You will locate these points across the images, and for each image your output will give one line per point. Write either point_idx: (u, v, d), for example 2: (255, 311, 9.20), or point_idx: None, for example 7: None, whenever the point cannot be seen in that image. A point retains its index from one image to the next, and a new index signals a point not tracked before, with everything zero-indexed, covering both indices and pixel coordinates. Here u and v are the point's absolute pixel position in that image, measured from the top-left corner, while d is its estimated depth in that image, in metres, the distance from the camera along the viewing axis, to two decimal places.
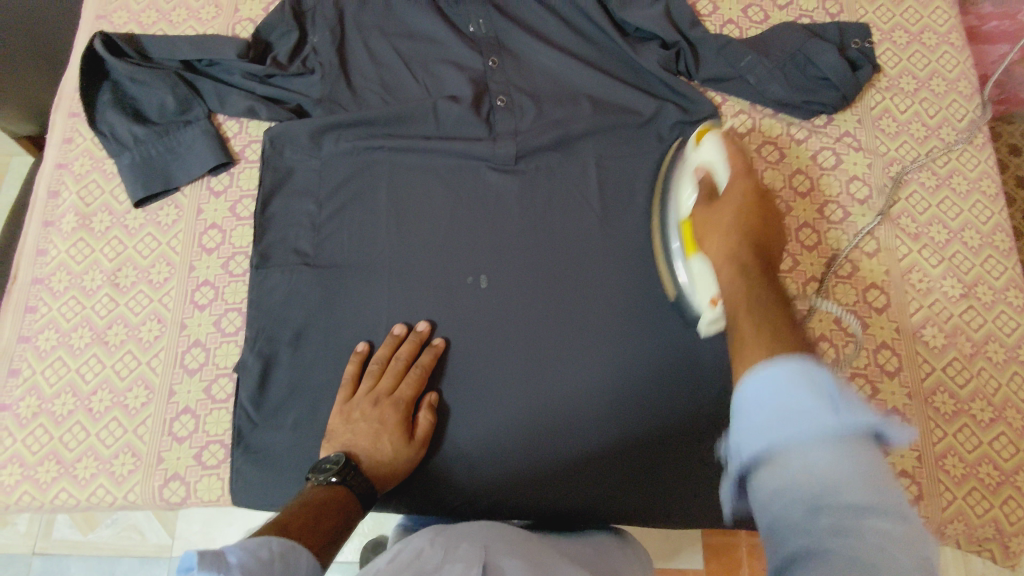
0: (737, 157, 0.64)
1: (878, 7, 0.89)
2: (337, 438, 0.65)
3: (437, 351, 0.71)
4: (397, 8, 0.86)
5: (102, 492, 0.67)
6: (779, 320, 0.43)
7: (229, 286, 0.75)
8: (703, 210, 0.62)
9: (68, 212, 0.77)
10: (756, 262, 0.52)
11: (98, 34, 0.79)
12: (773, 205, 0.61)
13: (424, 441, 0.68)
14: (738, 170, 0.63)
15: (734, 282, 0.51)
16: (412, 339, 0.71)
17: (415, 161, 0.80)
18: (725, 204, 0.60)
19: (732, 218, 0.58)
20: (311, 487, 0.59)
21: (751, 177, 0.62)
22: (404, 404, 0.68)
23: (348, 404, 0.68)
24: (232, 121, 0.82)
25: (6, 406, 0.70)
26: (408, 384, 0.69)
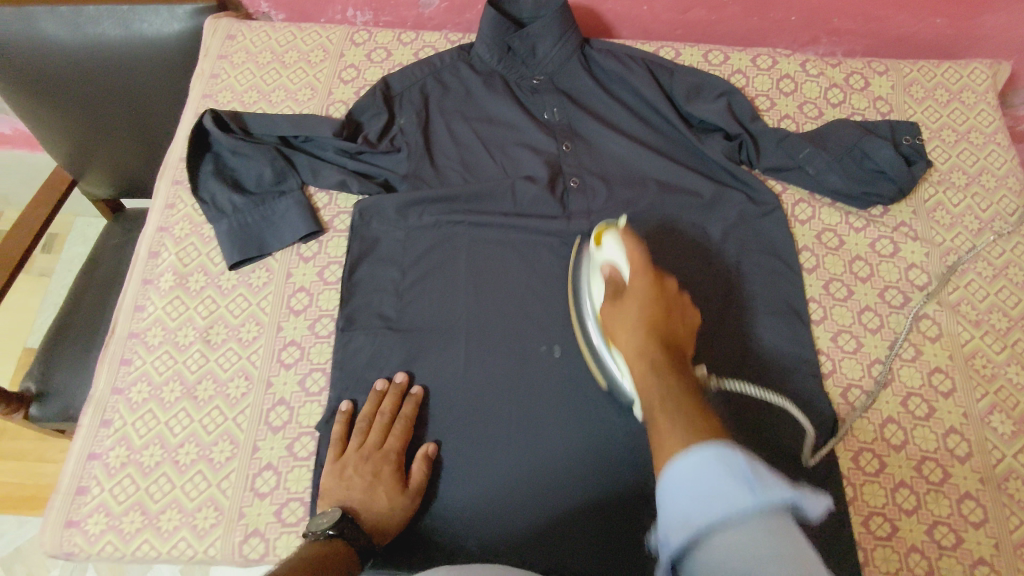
0: (637, 256, 0.67)
1: (925, 107, 0.95)
2: (332, 494, 0.68)
3: (416, 400, 0.74)
4: (477, 97, 0.93)
5: (184, 545, 0.68)
6: (691, 409, 0.49)
7: (315, 346, 0.78)
8: (612, 312, 0.64)
9: (167, 271, 0.82)
10: (665, 360, 0.56)
11: (208, 111, 0.86)
12: (672, 293, 0.64)
13: (419, 491, 0.69)
14: (637, 270, 0.66)
15: (644, 380, 0.55)
16: (393, 392, 0.74)
17: (493, 236, 0.84)
18: (631, 302, 0.63)
19: (638, 313, 0.61)
20: (309, 542, 0.61)
21: (651, 277, 0.65)
22: (394, 456, 0.70)
23: (340, 462, 0.70)
24: (323, 193, 0.87)
25: (96, 455, 0.72)
26: (395, 436, 0.72)
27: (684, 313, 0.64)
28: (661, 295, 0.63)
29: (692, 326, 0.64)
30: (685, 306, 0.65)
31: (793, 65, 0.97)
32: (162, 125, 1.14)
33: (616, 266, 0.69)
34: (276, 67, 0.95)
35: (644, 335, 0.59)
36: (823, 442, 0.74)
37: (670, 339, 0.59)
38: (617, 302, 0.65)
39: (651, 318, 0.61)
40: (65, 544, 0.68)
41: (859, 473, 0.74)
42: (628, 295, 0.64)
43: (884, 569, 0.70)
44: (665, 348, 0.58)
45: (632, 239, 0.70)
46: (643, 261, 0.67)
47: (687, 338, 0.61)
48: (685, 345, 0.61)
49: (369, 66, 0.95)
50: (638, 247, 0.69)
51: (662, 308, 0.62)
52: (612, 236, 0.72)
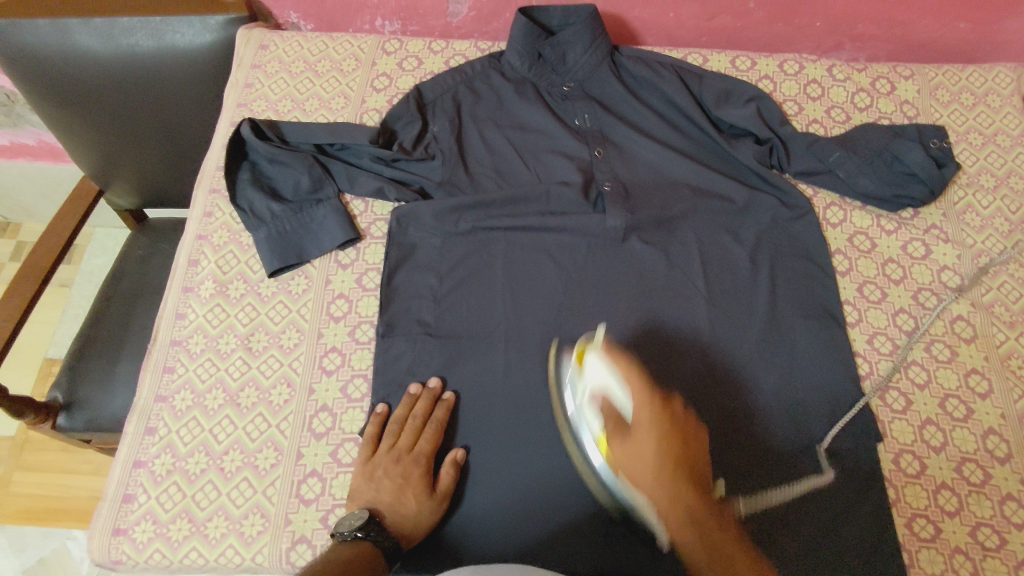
0: (633, 380, 0.65)
1: (952, 111, 0.96)
2: (361, 496, 0.69)
3: (448, 404, 0.74)
4: (509, 104, 0.94)
5: (232, 552, 0.69)
6: (747, 561, 0.56)
7: (356, 352, 0.79)
8: (623, 455, 0.62)
9: (207, 279, 0.82)
10: (701, 506, 0.59)
11: (246, 120, 0.87)
12: (681, 417, 0.64)
13: (447, 495, 0.69)
14: (642, 398, 0.64)
15: (688, 531, 0.58)
16: (427, 396, 0.75)
17: (529, 240, 0.85)
18: (646, 442, 0.61)
19: (654, 449, 0.61)
20: (335, 544, 0.62)
21: (658, 406, 0.64)
22: (424, 459, 0.71)
23: (371, 463, 0.71)
24: (359, 201, 0.88)
25: (142, 463, 0.73)
26: (425, 439, 0.72)
27: (694, 432, 0.64)
28: (670, 419, 0.63)
29: (701, 432, 0.65)
30: (691, 422, 0.65)
31: (820, 70, 0.98)
32: (190, 136, 1.14)
33: (608, 391, 0.65)
34: (308, 76, 0.96)
35: (671, 485, 0.59)
36: (864, 443, 0.75)
37: (692, 471, 0.61)
38: (626, 442, 0.62)
39: (671, 452, 0.61)
40: (113, 552, 0.69)
41: (901, 475, 0.75)
42: (636, 429, 0.63)
43: (930, 570, 0.70)
44: (695, 486, 0.59)
45: (619, 359, 0.67)
46: (644, 383, 0.65)
47: (703, 463, 0.62)
48: (705, 468, 0.62)
49: (401, 75, 0.96)
50: (632, 369, 0.67)
51: (680, 462, 0.60)
52: (594, 354, 0.68)
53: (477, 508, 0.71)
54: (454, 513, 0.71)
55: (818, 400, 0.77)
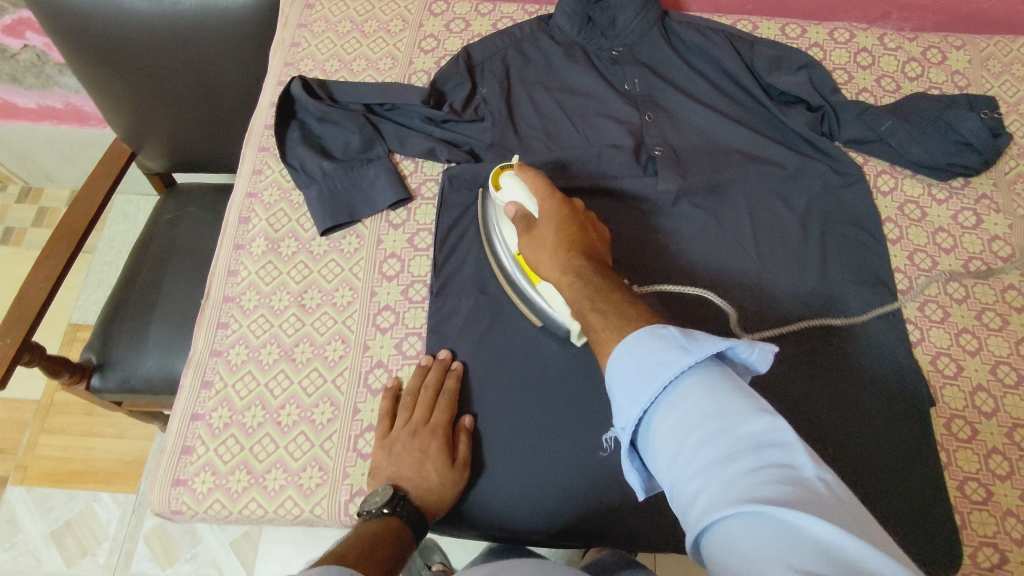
0: (540, 185, 0.69)
1: (1003, 82, 0.95)
2: (382, 473, 0.68)
3: (457, 372, 0.73)
4: (558, 67, 0.93)
5: (291, 504, 0.69)
6: (632, 304, 0.53)
7: (409, 311, 0.79)
8: (529, 242, 0.67)
9: (259, 236, 0.82)
10: (592, 267, 0.60)
11: (297, 77, 0.86)
12: (579, 208, 0.68)
13: (467, 463, 0.68)
14: (547, 194, 0.68)
15: (573, 288, 0.59)
16: (437, 367, 0.73)
17: (579, 202, 0.85)
18: (547, 228, 0.66)
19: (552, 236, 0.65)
20: (363, 521, 0.62)
21: (559, 200, 0.68)
22: (441, 430, 0.69)
23: (388, 439, 0.70)
24: (408, 160, 0.88)
25: (199, 415, 0.73)
26: (440, 410, 0.70)
27: (594, 222, 0.68)
28: (571, 212, 0.67)
29: (601, 223, 0.69)
30: (591, 216, 0.69)
31: (871, 39, 0.98)
32: (229, 99, 1.12)
33: (522, 203, 0.70)
34: (355, 36, 0.97)
35: (571, 251, 0.62)
36: (917, 406, 0.74)
37: (589, 243, 0.63)
38: (532, 232, 0.67)
39: (567, 237, 0.64)
40: (174, 502, 0.69)
41: (953, 440, 0.75)
42: (540, 221, 0.67)
43: (982, 532, 0.70)
44: (589, 257, 0.61)
45: (532, 173, 0.71)
46: (546, 180, 0.70)
47: (599, 243, 0.65)
48: (602, 250, 0.65)
49: (448, 36, 0.97)
50: (542, 178, 0.70)
51: (575, 243, 0.63)
52: (509, 171, 0.72)
53: (541, 474, 0.70)
54: (515, 477, 0.70)
55: (873, 364, 0.77)
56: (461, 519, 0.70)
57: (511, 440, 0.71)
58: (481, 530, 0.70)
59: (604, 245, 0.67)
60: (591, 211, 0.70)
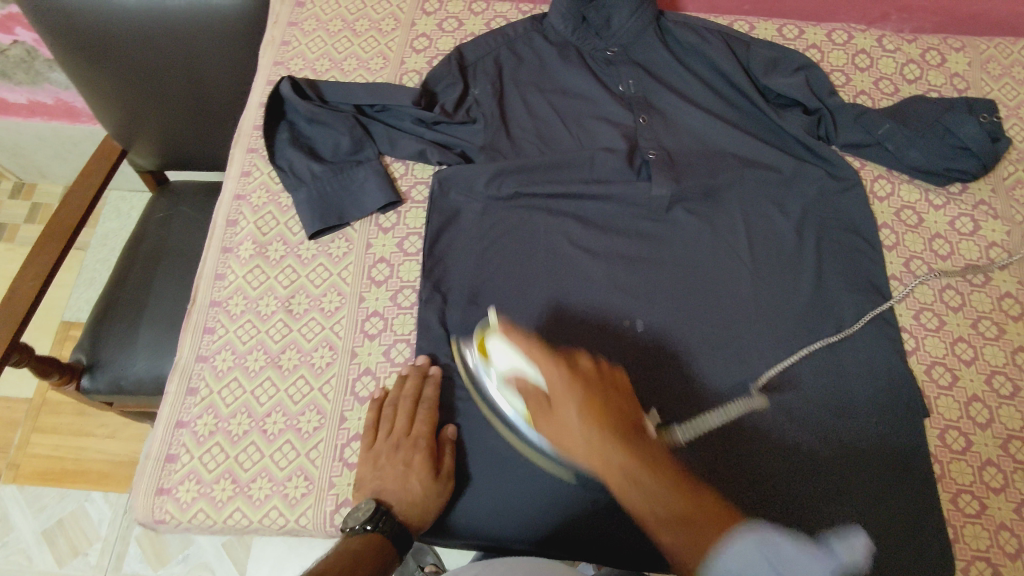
0: (536, 351, 0.64)
1: (1003, 85, 0.94)
2: (366, 485, 0.67)
3: (435, 379, 0.72)
4: (552, 68, 0.92)
5: (276, 513, 0.68)
6: (689, 485, 0.55)
7: (398, 317, 0.78)
8: (547, 425, 0.62)
9: (246, 240, 0.81)
10: (641, 459, 0.56)
11: (285, 78, 0.84)
12: (590, 371, 0.63)
13: (451, 474, 0.68)
14: (544, 359, 0.63)
15: (629, 490, 0.55)
16: (415, 376, 0.72)
17: (571, 207, 0.84)
18: (566, 411, 0.60)
19: (576, 417, 0.59)
20: (345, 538, 0.60)
21: (565, 365, 0.63)
22: (423, 441, 0.68)
23: (372, 451, 0.69)
24: (399, 163, 0.87)
25: (184, 423, 0.72)
26: (421, 421, 0.70)
27: (613, 380, 0.64)
28: (582, 379, 0.62)
29: (619, 373, 0.65)
30: (604, 369, 0.64)
31: (869, 40, 0.97)
32: (220, 97, 1.11)
33: (517, 369, 0.65)
34: (346, 35, 0.96)
35: (607, 436, 0.57)
36: (909, 416, 0.74)
37: (623, 420, 0.59)
38: (549, 414, 0.62)
39: (591, 413, 0.59)
40: (158, 511, 0.68)
41: (946, 451, 0.74)
42: (554, 397, 0.62)
43: (975, 545, 0.70)
44: (631, 444, 0.57)
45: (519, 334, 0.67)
46: (547, 351, 0.64)
47: (629, 411, 0.61)
48: (637, 420, 0.61)
49: (440, 36, 0.95)
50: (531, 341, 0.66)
51: (604, 417, 0.59)
52: (494, 338, 0.68)
53: (531, 484, 0.69)
54: (503, 487, 0.70)
55: (867, 374, 0.76)
56: (446, 528, 0.69)
57: (500, 448, 0.71)
58: (468, 540, 0.69)
59: (634, 408, 0.62)
60: (598, 362, 0.65)
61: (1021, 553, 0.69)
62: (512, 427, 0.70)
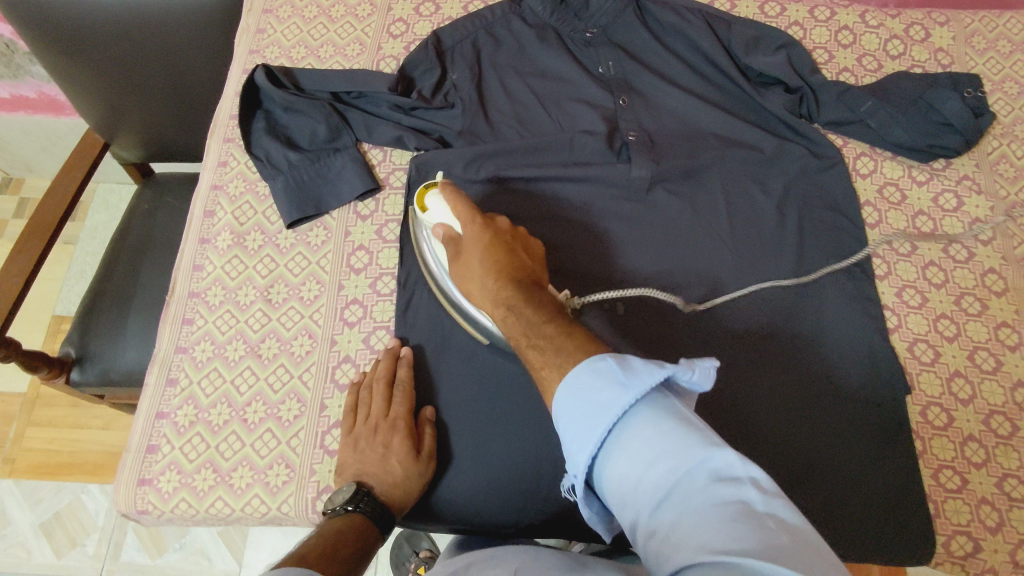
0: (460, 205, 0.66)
1: (987, 59, 0.93)
2: (347, 469, 0.67)
3: (408, 360, 0.72)
4: (530, 49, 0.91)
5: (257, 502, 0.68)
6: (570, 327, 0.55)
7: (378, 304, 0.78)
8: (456, 269, 0.65)
9: (224, 230, 0.81)
10: (525, 303, 0.58)
11: (260, 65, 0.84)
12: (505, 228, 0.65)
13: (432, 455, 0.67)
14: (466, 215, 0.65)
15: (506, 324, 0.59)
16: (389, 357, 0.72)
17: (550, 190, 0.83)
18: (472, 258, 0.64)
19: (482, 267, 0.62)
20: (327, 518, 0.62)
21: (481, 220, 0.65)
22: (401, 422, 0.68)
23: (351, 435, 0.69)
24: (377, 150, 0.86)
25: (164, 414, 0.72)
26: (397, 401, 0.69)
27: (522, 240, 0.66)
28: (493, 235, 0.64)
29: (532, 237, 0.67)
30: (521, 233, 0.66)
31: (852, 16, 0.95)
32: (199, 87, 1.10)
33: (446, 224, 0.67)
34: (322, 21, 0.95)
35: (501, 284, 0.61)
36: (890, 394, 0.73)
37: (518, 269, 0.62)
38: (460, 257, 0.65)
39: (495, 266, 0.62)
40: (139, 502, 0.69)
41: (928, 427, 0.74)
42: (467, 248, 0.65)
43: (956, 520, 0.70)
44: (521, 291, 0.59)
45: (452, 190, 0.68)
46: (469, 207, 0.66)
47: (532, 267, 0.63)
48: (536, 271, 0.63)
49: (418, 20, 0.94)
50: (460, 197, 0.67)
51: (506, 269, 0.62)
52: (433, 194, 0.69)
53: (509, 470, 0.69)
54: (483, 474, 0.69)
55: (849, 351, 0.76)
56: (428, 514, 0.69)
57: (478, 434, 0.70)
58: (450, 525, 0.69)
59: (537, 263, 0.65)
60: (516, 222, 0.67)
61: (1002, 528, 0.69)
62: (439, 281, 0.72)
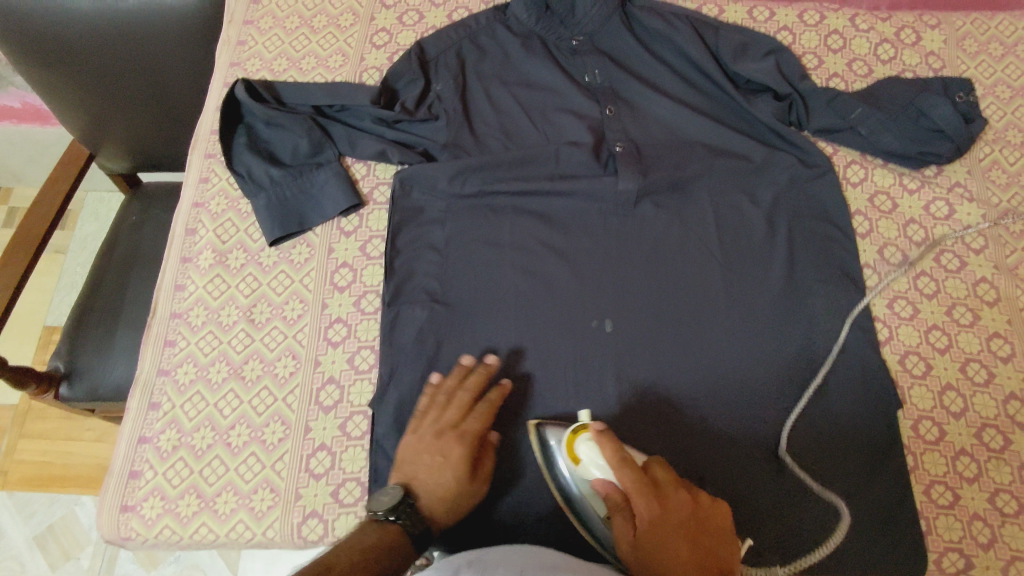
0: (621, 461, 0.58)
1: (980, 62, 0.92)
2: (402, 470, 0.65)
3: (504, 388, 0.69)
4: (515, 58, 0.89)
5: (242, 527, 0.68)
6: None
7: (362, 323, 0.77)
8: (627, 548, 0.56)
9: (206, 249, 0.80)
10: None
11: (240, 80, 0.82)
12: (686, 506, 0.57)
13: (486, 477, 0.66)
14: (635, 487, 0.56)
15: None
16: (480, 374, 0.69)
17: (537, 204, 0.82)
18: (648, 552, 0.54)
19: (669, 561, 0.53)
20: (367, 521, 0.59)
21: (653, 494, 0.56)
22: (469, 439, 0.65)
23: (415, 437, 0.66)
24: (360, 163, 0.85)
25: (147, 439, 0.72)
26: (475, 420, 0.66)
27: (705, 519, 0.57)
28: (676, 522, 0.55)
29: (721, 509, 0.58)
30: (707, 509, 0.58)
31: (842, 20, 0.94)
32: (184, 98, 1.08)
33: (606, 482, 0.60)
34: (304, 32, 0.94)
35: None
36: (879, 408, 0.73)
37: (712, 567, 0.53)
38: (632, 536, 0.56)
39: (683, 561, 0.53)
40: (123, 529, 0.68)
41: (919, 441, 0.73)
42: (642, 524, 0.56)
43: (947, 536, 0.69)
44: None
45: (608, 433, 0.60)
46: (637, 471, 0.57)
47: (725, 554, 0.55)
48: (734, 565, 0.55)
49: (401, 30, 0.93)
50: (620, 446, 0.59)
51: (704, 574, 0.53)
52: (589, 445, 0.63)
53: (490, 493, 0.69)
54: None
55: (839, 365, 0.75)
56: None
57: None
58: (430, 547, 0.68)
59: (729, 549, 0.56)
60: (696, 492, 0.58)
61: (994, 544, 0.69)
62: (587, 525, 0.65)
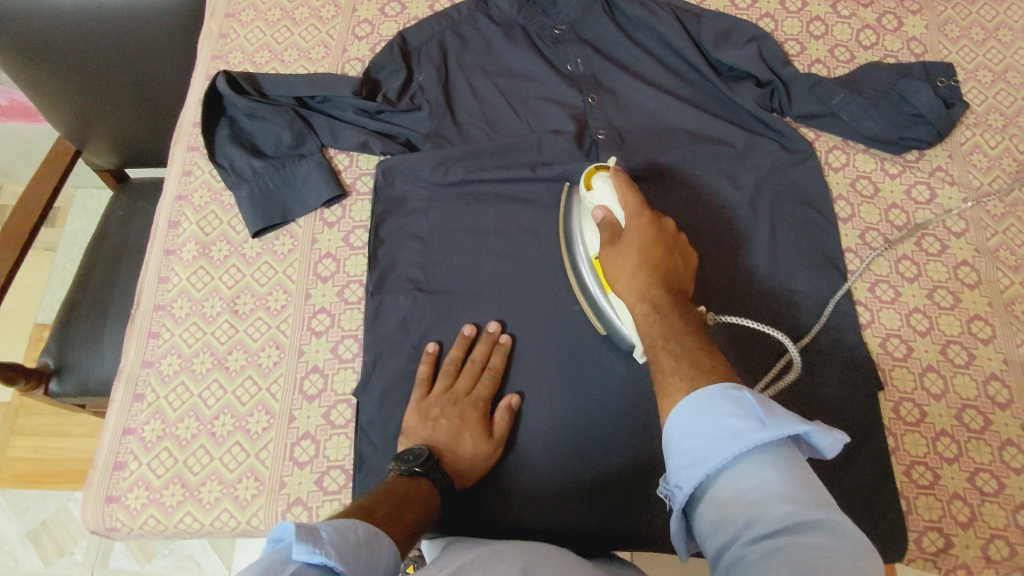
0: (630, 194, 0.65)
1: (961, 47, 0.92)
2: (415, 435, 0.66)
3: (505, 348, 0.72)
4: (498, 47, 0.89)
5: (226, 516, 0.68)
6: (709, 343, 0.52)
7: (346, 313, 0.77)
8: (608, 254, 0.63)
9: (189, 241, 0.80)
10: (671, 307, 0.55)
11: (221, 72, 0.82)
12: (670, 231, 0.63)
13: (502, 440, 0.68)
14: (635, 206, 0.64)
15: (652, 328, 0.54)
16: (485, 340, 0.72)
17: (520, 193, 0.82)
18: (630, 245, 0.61)
19: (636, 256, 0.60)
20: (393, 476, 0.60)
21: (648, 216, 0.63)
22: (482, 403, 0.69)
23: (425, 403, 0.69)
24: (343, 154, 0.85)
25: (131, 430, 0.72)
26: (483, 384, 0.70)
27: (683, 251, 0.63)
28: (659, 232, 0.61)
29: (692, 256, 0.64)
30: (685, 244, 0.63)
31: (824, 7, 0.94)
32: (168, 92, 1.08)
33: (608, 208, 0.66)
34: (287, 25, 0.94)
35: (648, 278, 0.58)
36: (860, 390, 0.73)
37: (671, 274, 0.59)
38: (614, 244, 0.63)
39: (651, 258, 0.59)
40: (108, 519, 0.68)
41: (900, 423, 0.74)
42: (625, 238, 0.62)
43: (927, 516, 0.70)
44: (671, 299, 0.56)
45: (623, 177, 0.67)
46: (638, 197, 0.64)
47: (684, 277, 0.61)
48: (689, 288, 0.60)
49: (383, 21, 0.93)
50: (630, 186, 0.66)
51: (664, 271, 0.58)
52: (604, 176, 0.69)
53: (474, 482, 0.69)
54: None
55: (821, 348, 0.75)
56: None
57: None
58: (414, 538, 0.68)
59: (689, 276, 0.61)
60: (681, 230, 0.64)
61: (973, 523, 0.69)
62: (580, 277, 0.72)
